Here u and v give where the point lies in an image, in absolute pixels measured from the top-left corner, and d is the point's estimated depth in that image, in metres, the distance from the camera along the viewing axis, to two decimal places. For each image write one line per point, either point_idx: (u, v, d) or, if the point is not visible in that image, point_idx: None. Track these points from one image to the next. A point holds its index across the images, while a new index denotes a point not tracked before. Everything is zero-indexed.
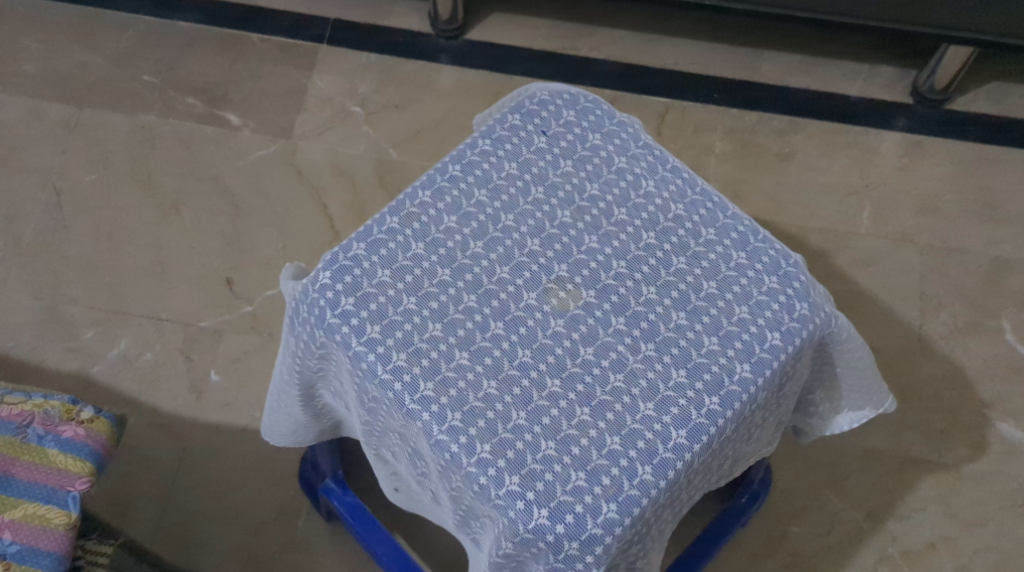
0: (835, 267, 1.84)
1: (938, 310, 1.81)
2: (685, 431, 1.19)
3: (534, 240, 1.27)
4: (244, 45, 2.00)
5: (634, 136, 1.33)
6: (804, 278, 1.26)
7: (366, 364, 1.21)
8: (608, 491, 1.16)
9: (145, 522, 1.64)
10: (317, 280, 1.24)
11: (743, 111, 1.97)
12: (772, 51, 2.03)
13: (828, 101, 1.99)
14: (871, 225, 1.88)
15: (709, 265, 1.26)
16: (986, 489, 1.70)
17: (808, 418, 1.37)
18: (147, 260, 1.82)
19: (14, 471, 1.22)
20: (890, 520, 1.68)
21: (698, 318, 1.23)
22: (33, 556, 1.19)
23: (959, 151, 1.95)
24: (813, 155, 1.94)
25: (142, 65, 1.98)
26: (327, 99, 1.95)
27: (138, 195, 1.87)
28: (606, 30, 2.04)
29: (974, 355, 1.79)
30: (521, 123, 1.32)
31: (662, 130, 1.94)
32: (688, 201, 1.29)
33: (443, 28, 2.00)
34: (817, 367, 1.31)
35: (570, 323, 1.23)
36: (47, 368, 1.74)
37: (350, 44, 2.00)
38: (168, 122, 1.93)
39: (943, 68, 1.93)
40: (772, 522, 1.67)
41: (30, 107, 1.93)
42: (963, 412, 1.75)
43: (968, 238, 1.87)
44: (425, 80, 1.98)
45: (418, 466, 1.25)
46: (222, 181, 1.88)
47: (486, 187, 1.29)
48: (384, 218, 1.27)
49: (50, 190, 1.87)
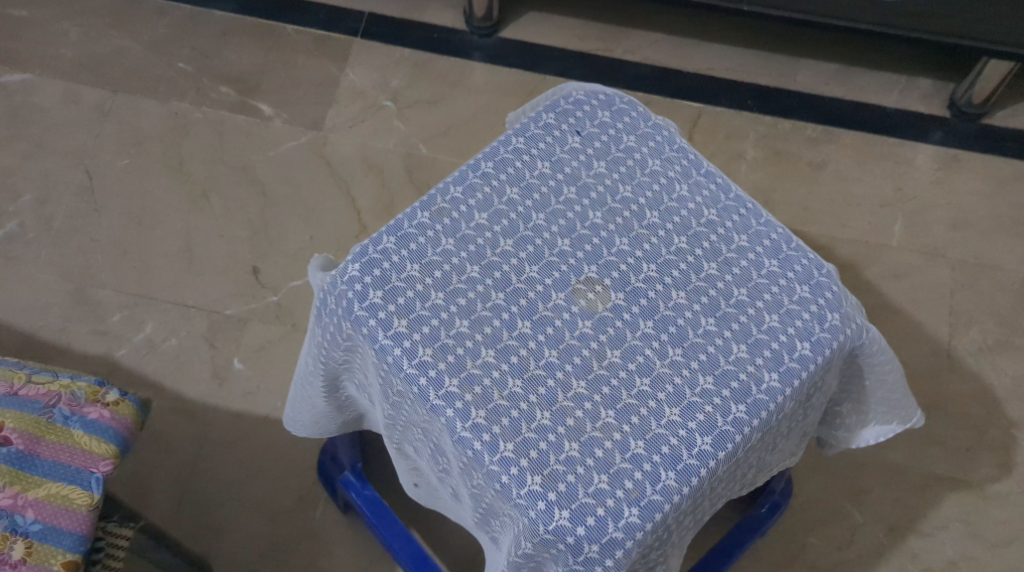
0: (865, 279, 1.83)
1: (967, 327, 1.80)
2: (711, 438, 1.18)
3: (564, 240, 1.26)
4: (279, 36, 2.00)
5: (668, 139, 1.32)
6: (836, 288, 1.25)
7: (392, 358, 1.20)
8: (630, 495, 1.15)
9: (164, 507, 1.65)
10: (345, 273, 1.24)
11: (777, 119, 1.96)
12: (808, 59, 2.02)
13: (863, 111, 1.97)
14: (902, 238, 1.86)
15: (740, 272, 1.25)
16: (1011, 509, 1.68)
17: (834, 429, 1.36)
18: (176, 246, 1.82)
19: (39, 451, 1.22)
20: (911, 536, 1.66)
21: (727, 324, 1.22)
22: (56, 535, 1.20)
23: (994, 166, 1.93)
24: (846, 166, 1.92)
25: (178, 53, 1.98)
26: (360, 92, 1.95)
27: (170, 180, 1.87)
28: (641, 32, 2.03)
29: (1003, 374, 1.77)
30: (555, 122, 1.32)
31: (695, 134, 1.94)
32: (722, 207, 1.28)
33: (478, 25, 1.99)
34: (846, 378, 1.30)
35: (598, 325, 1.22)
36: (73, 350, 1.74)
37: (385, 38, 2.00)
38: (201, 110, 1.93)
39: (982, 81, 1.91)
40: (791, 533, 1.66)
41: (67, 90, 1.94)
42: (989, 430, 1.73)
43: (1001, 255, 1.85)
44: (458, 76, 1.98)
45: (440, 463, 1.24)
46: (252, 171, 1.88)
47: (519, 185, 1.28)
48: (415, 213, 1.26)
49: (83, 173, 1.87)
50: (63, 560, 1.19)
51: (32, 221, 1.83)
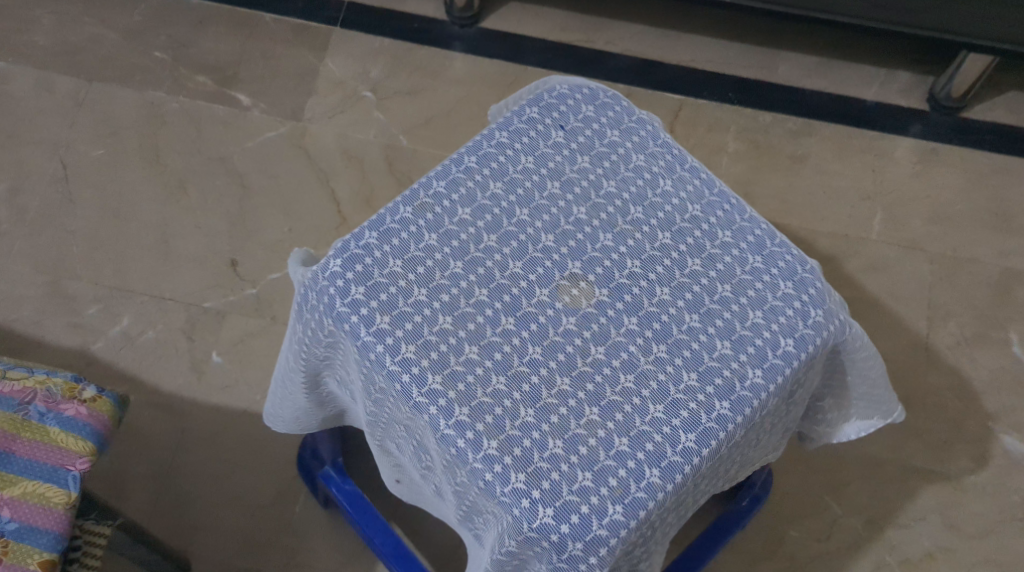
0: (844, 272, 1.83)
1: (945, 319, 1.80)
2: (694, 435, 1.17)
3: (548, 235, 1.25)
4: (258, 25, 1.98)
5: (653, 134, 1.31)
6: (819, 284, 1.24)
7: (375, 355, 1.19)
8: (614, 493, 1.15)
9: (142, 502, 1.63)
10: (327, 268, 1.22)
11: (758, 112, 1.95)
12: (789, 51, 2.02)
13: (843, 104, 1.97)
14: (881, 231, 1.87)
15: (724, 268, 1.25)
16: (987, 501, 1.69)
17: (815, 425, 1.37)
18: (153, 238, 1.80)
19: (14, 449, 1.21)
20: (889, 528, 1.67)
21: (712, 321, 1.22)
22: (31, 534, 1.18)
23: (974, 160, 1.93)
24: (826, 159, 1.92)
25: (154, 42, 1.96)
26: (339, 82, 1.94)
27: (146, 171, 1.85)
28: (622, 24, 2.02)
29: (980, 367, 1.78)
30: (539, 116, 1.31)
31: (676, 126, 1.93)
32: (706, 202, 1.28)
33: (459, 15, 1.98)
34: (828, 373, 1.30)
35: (582, 321, 1.22)
36: (47, 343, 1.72)
37: (364, 28, 1.99)
38: (178, 99, 1.91)
39: (961, 75, 1.92)
40: (771, 526, 1.66)
41: (40, 78, 1.91)
42: (968, 423, 1.74)
43: (979, 248, 1.86)
44: (438, 67, 1.96)
45: (423, 460, 1.24)
46: (230, 162, 1.86)
47: (502, 179, 1.27)
48: (397, 208, 1.25)
49: (57, 163, 1.85)
50: (40, 560, 1.18)
51: (6, 213, 1.81)
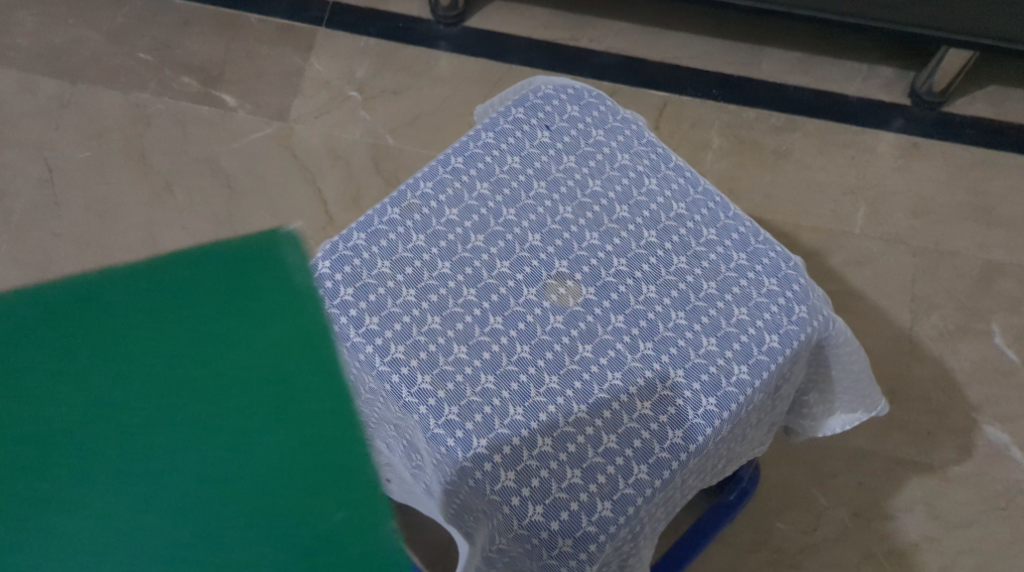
0: (827, 266, 1.85)
1: (929, 311, 1.82)
2: (682, 432, 1.19)
3: (534, 234, 1.27)
4: (242, 26, 1.98)
5: (637, 133, 1.33)
6: (804, 280, 1.26)
7: (364, 355, 1.21)
8: (602, 490, 1.16)
9: None
10: (317, 270, 1.25)
11: (742, 108, 1.97)
12: (771, 47, 2.03)
13: (826, 101, 1.99)
14: (865, 225, 1.88)
15: (709, 265, 1.26)
16: (971, 491, 1.71)
17: (801, 418, 1.38)
18: (139, 239, 1.81)
19: None
20: (875, 519, 1.69)
21: (697, 318, 1.24)
22: None
23: (955, 154, 1.95)
24: (809, 153, 1.94)
25: (139, 43, 1.96)
26: (324, 82, 1.94)
27: (132, 173, 1.86)
28: (606, 21, 2.03)
29: (963, 358, 1.80)
30: (525, 116, 1.32)
31: (660, 123, 1.94)
32: (690, 200, 1.30)
33: (444, 14, 1.99)
34: (813, 368, 1.32)
35: (570, 320, 1.23)
36: None
37: (349, 28, 1.99)
38: (163, 100, 1.91)
39: (941, 72, 1.94)
40: (759, 520, 1.67)
41: (24, 81, 1.91)
42: (952, 414, 1.76)
43: (960, 241, 1.88)
44: (423, 66, 1.97)
45: (413, 459, 1.24)
46: (217, 163, 1.87)
47: (488, 180, 1.29)
48: (385, 209, 1.27)
49: (42, 166, 1.85)
50: None
51: None
